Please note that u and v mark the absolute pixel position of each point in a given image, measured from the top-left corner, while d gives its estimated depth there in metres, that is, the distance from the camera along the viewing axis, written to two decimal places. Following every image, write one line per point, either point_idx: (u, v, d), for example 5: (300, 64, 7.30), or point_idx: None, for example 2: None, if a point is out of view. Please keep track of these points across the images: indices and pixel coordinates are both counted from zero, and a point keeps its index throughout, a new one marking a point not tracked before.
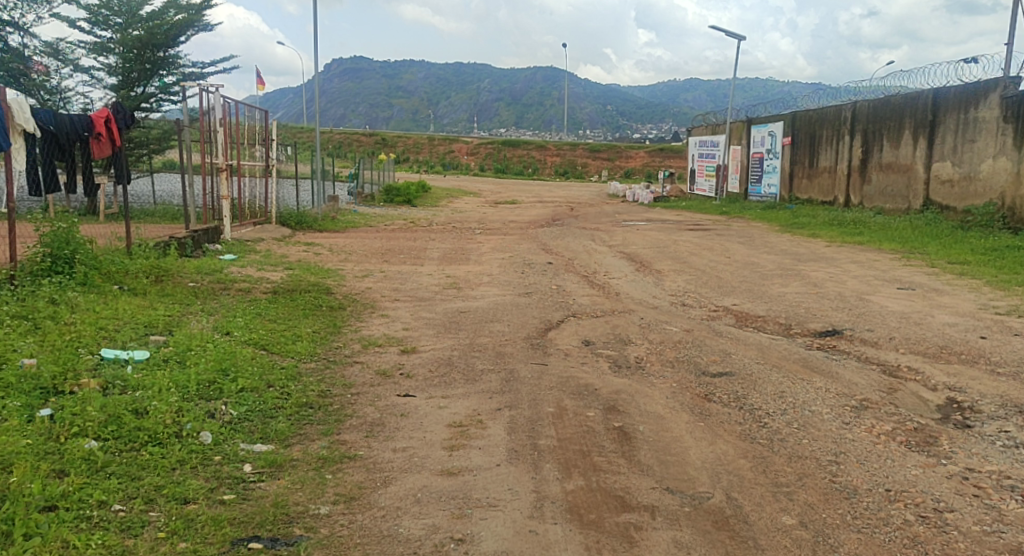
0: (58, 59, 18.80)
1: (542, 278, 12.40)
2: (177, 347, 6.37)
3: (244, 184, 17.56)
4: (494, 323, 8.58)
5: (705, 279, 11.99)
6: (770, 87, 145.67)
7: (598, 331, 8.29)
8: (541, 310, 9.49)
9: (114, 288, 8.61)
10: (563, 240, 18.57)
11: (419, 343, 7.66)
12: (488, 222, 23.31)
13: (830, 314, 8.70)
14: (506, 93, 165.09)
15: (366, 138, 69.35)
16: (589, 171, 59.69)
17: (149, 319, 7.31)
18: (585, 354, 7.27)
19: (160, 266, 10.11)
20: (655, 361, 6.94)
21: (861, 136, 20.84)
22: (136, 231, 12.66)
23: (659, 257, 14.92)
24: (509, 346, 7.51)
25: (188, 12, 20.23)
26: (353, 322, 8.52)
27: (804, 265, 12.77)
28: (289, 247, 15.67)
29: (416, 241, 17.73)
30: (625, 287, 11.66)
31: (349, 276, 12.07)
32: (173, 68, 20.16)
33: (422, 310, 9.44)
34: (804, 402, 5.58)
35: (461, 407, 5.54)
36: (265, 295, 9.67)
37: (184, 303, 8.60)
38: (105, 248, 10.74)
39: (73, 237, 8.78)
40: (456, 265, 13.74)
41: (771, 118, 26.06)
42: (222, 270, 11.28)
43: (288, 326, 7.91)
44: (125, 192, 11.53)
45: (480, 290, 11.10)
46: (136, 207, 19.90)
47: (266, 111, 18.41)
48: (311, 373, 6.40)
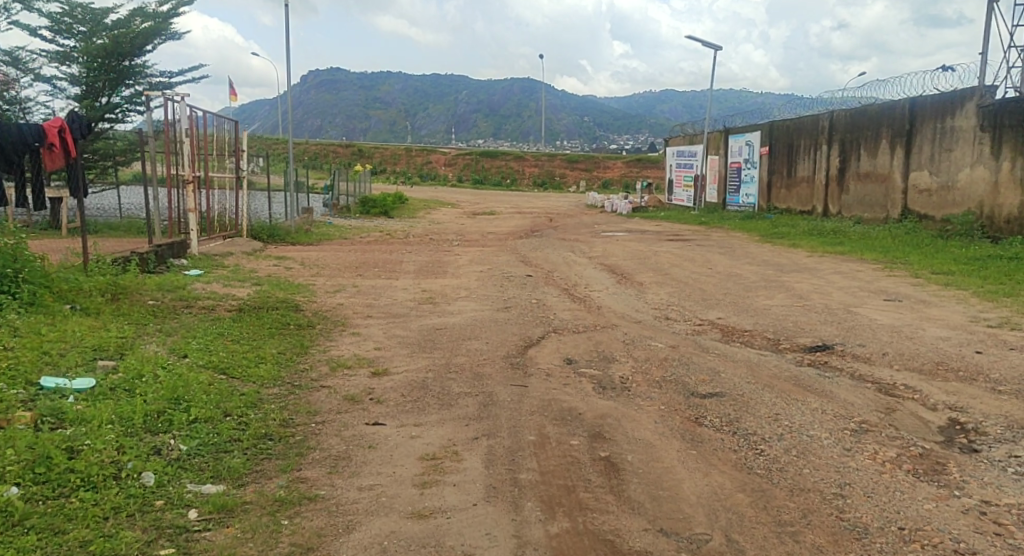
0: (18, 68, 18.22)
1: (520, 291, 12.06)
2: (127, 373, 5.94)
3: (212, 196, 17.04)
4: (471, 341, 8.17)
5: (688, 291, 11.70)
6: (744, 98, 146.90)
7: (580, 348, 7.90)
8: (520, 325, 9.12)
9: (65, 309, 8.15)
10: (542, 251, 18.23)
11: (392, 363, 7.24)
12: (466, 233, 22.92)
13: (820, 328, 8.39)
14: (484, 104, 165.14)
15: (343, 149, 68.84)
16: (567, 182, 59.55)
17: (100, 343, 6.87)
18: (567, 374, 6.87)
19: (119, 282, 9.63)
20: (641, 381, 6.55)
21: (839, 145, 20.73)
22: (95, 246, 12.14)
23: (640, 268, 14.62)
24: (487, 366, 7.10)
25: (155, 20, 19.72)
26: (322, 342, 8.10)
27: (788, 276, 12.52)
28: (258, 261, 15.18)
29: (392, 254, 17.32)
30: (606, 300, 11.33)
31: (320, 291, 11.63)
32: (140, 77, 19.61)
33: (395, 328, 9.01)
34: (800, 424, 5.19)
35: (434, 437, 5.12)
36: (230, 314, 9.20)
37: (141, 323, 8.14)
38: (61, 264, 10.25)
39: (20, 253, 8.34)
40: (432, 279, 13.35)
41: (749, 127, 25.96)
42: (186, 286, 10.79)
43: (251, 348, 7.45)
44: (82, 206, 10.98)
45: (457, 305, 10.71)
46: (100, 221, 19.30)
47: (237, 123, 17.80)
48: (274, 399, 5.96)
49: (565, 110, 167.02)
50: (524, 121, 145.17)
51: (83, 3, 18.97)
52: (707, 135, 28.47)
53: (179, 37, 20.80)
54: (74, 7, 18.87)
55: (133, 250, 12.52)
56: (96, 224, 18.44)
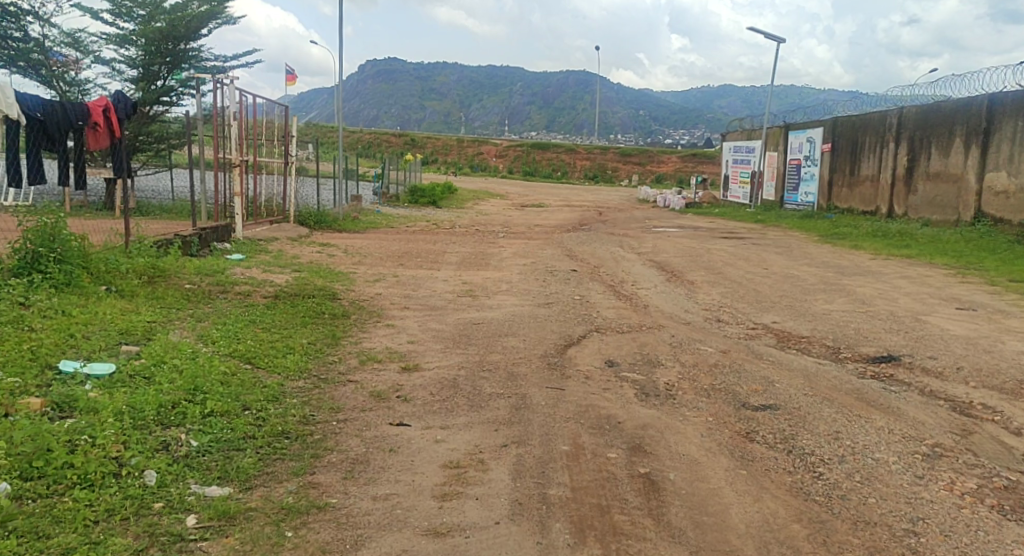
0: (79, 49, 18.36)
1: (565, 287, 11.62)
2: (148, 361, 5.72)
3: (260, 181, 16.96)
4: (508, 337, 7.80)
5: (741, 292, 11.13)
6: (805, 95, 143.34)
7: (623, 350, 7.46)
8: (562, 323, 8.71)
9: (99, 290, 8.02)
10: (590, 246, 17.75)
11: (424, 359, 6.91)
12: (513, 225, 22.55)
13: (885, 337, 7.78)
14: (538, 96, 164.41)
15: (396, 139, 69.06)
16: (619, 176, 58.70)
17: (126, 326, 6.68)
18: (608, 377, 6.45)
19: (157, 265, 9.51)
20: (687, 389, 6.08)
21: (907, 143, 19.76)
22: (140, 228, 12.11)
23: (691, 267, 14.05)
24: (524, 366, 6.71)
25: (211, 4, 19.73)
26: (355, 334, 7.81)
27: (850, 280, 11.85)
28: (302, 248, 15.07)
29: (436, 244, 17.02)
30: (654, 299, 10.82)
31: (360, 280, 11.37)
32: (195, 61, 19.68)
33: (432, 321, 8.69)
34: (865, 445, 4.68)
35: (460, 442, 4.75)
36: (265, 300, 8.99)
37: (173, 308, 7.96)
38: (103, 244, 10.18)
39: (59, 232, 8.11)
40: (475, 271, 13.00)
41: (810, 123, 24.99)
42: (225, 271, 10.64)
43: (282, 338, 7.19)
44: (126, 187, 10.89)
45: (497, 299, 10.34)
46: (151, 203, 19.44)
47: (287, 108, 17.61)
48: (298, 393, 5.67)
49: (620, 104, 165.32)
50: (578, 114, 144.14)
51: None
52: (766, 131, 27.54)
53: (234, 21, 20.83)
54: None
55: (177, 232, 12.47)
56: (147, 206, 18.60)
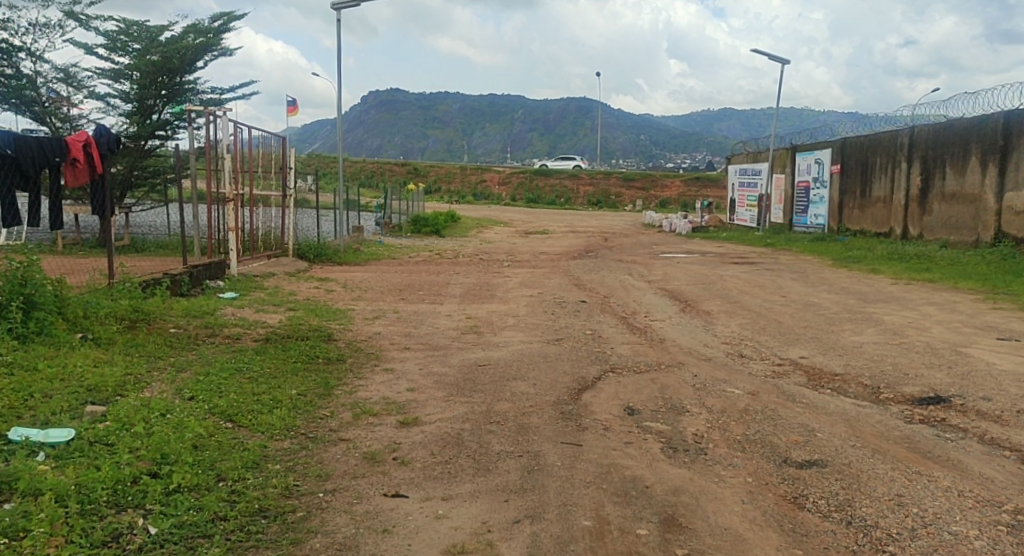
0: (72, 84, 17.95)
1: (574, 320, 10.99)
2: (114, 423, 5.10)
3: (256, 214, 16.43)
4: (516, 382, 7.14)
5: (762, 323, 10.49)
6: (805, 116, 143.41)
7: (643, 394, 6.81)
8: (573, 363, 8.07)
9: (73, 338, 7.42)
10: (598, 274, 17.13)
11: (425, 409, 6.28)
12: (517, 254, 21.97)
13: (929, 374, 7.14)
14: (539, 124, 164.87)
15: (399, 168, 68.79)
16: (622, 201, 58.21)
17: (96, 381, 6.07)
18: (629, 430, 5.80)
19: (141, 308, 8.94)
20: (719, 442, 5.44)
21: (920, 163, 19.21)
22: (127, 267, 11.56)
23: (705, 295, 13.41)
24: (535, 417, 6.07)
25: (206, 36, 19.40)
26: (350, 380, 7.18)
27: (875, 307, 11.21)
28: (299, 283, 14.50)
29: (439, 275, 16.42)
30: (670, 332, 10.19)
31: (358, 318, 10.76)
32: (190, 93, 19.26)
33: (434, 363, 8.04)
34: (936, 514, 4.04)
35: (465, 518, 4.13)
36: (254, 344, 8.38)
37: (155, 356, 7.38)
38: (86, 287, 9.62)
39: (31, 277, 7.55)
40: (479, 304, 12.40)
41: (817, 144, 24.45)
42: (215, 312, 10.05)
43: (268, 388, 6.56)
44: (109, 224, 10.30)
45: (504, 336, 9.71)
46: (145, 239, 18.90)
47: (283, 139, 17.11)
48: (281, 458, 5.05)
49: (621, 129, 165.65)
50: (579, 140, 144.34)
51: (140, 22, 18.86)
52: (772, 152, 27.03)
53: (230, 53, 20.49)
54: (130, 26, 18.74)
55: (167, 271, 11.90)
56: (142, 243, 18.05)
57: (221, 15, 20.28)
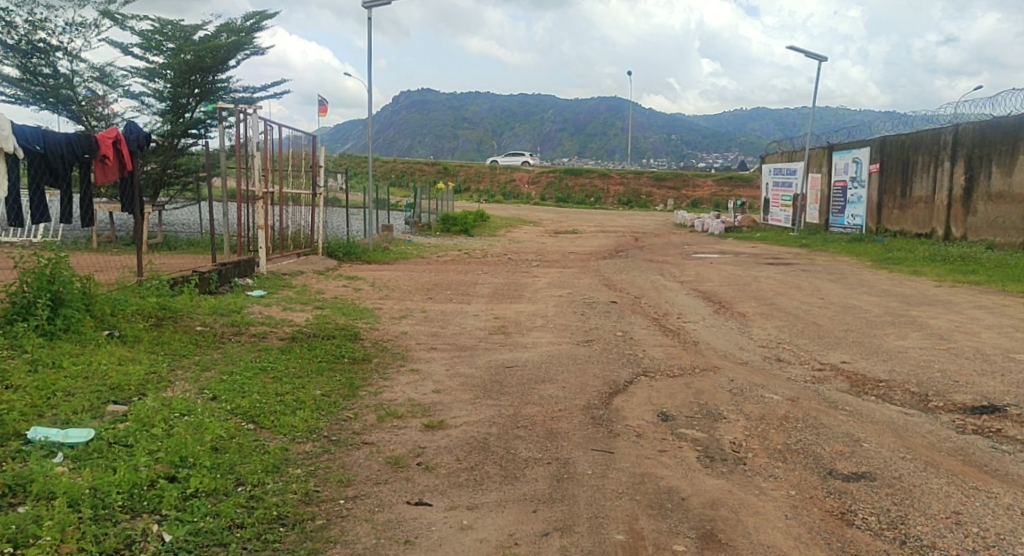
0: (107, 83, 18.08)
1: (605, 321, 10.74)
2: (134, 423, 4.98)
3: (286, 212, 16.40)
4: (545, 384, 6.93)
5: (800, 326, 10.17)
6: (841, 116, 141.23)
7: (677, 400, 6.56)
8: (604, 365, 7.84)
9: (99, 335, 7.35)
10: (628, 274, 16.83)
11: (451, 412, 6.10)
12: (547, 253, 21.74)
13: (980, 382, 6.82)
14: (570, 123, 164.34)
15: (429, 168, 68.84)
16: (653, 200, 57.67)
17: (118, 379, 5.97)
18: (663, 437, 5.57)
19: (169, 305, 8.87)
20: (759, 451, 5.19)
21: (964, 162, 18.66)
22: (156, 265, 11.54)
23: (739, 296, 13.09)
24: (564, 421, 5.86)
25: (239, 35, 19.47)
26: (375, 381, 7.02)
27: (918, 310, 10.84)
28: (327, 281, 14.43)
29: (468, 275, 16.27)
30: (703, 335, 9.90)
31: (385, 317, 10.63)
32: (223, 92, 19.32)
33: (461, 364, 7.86)
34: (999, 535, 3.78)
35: (491, 529, 3.94)
36: (280, 343, 8.26)
37: (180, 354, 7.29)
38: (115, 284, 9.59)
39: (59, 274, 7.50)
40: (508, 304, 12.20)
41: (856, 143, 23.88)
42: (242, 310, 9.97)
43: (292, 389, 6.42)
44: (139, 222, 10.27)
45: (533, 336, 9.51)
46: (176, 237, 18.99)
47: (313, 137, 17.07)
48: (302, 461, 4.90)
49: (652, 129, 164.54)
50: (610, 140, 143.56)
51: (174, 21, 18.97)
52: (808, 152, 26.49)
53: (263, 52, 20.53)
54: (164, 26, 18.85)
55: (196, 269, 11.88)
56: (174, 241, 18.13)
57: (254, 14, 20.34)
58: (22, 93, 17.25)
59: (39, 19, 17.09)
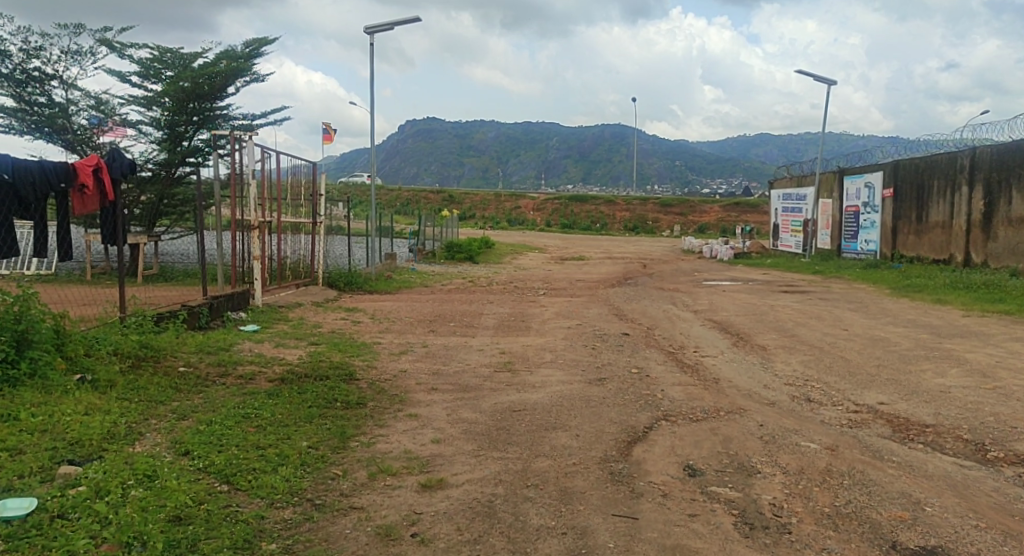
0: (103, 111, 17.62)
1: (618, 356, 10.08)
2: (88, 489, 4.35)
3: (285, 242, 15.82)
4: (556, 432, 6.27)
5: (827, 360, 9.50)
6: (846, 141, 141.16)
7: (704, 450, 5.90)
8: (621, 408, 7.17)
9: (69, 380, 6.74)
10: (639, 304, 16.20)
11: (452, 467, 5.44)
12: (553, 281, 21.15)
13: None
14: (574, 150, 164.70)
15: (434, 196, 68.58)
16: (659, 226, 57.11)
17: (80, 433, 5.34)
18: (692, 498, 4.90)
19: (151, 343, 8.25)
20: (805, 516, 4.53)
21: (983, 186, 18.08)
22: (143, 301, 10.93)
23: (758, 327, 12.42)
24: (579, 479, 5.20)
25: (238, 61, 19.11)
26: (369, 429, 6.37)
27: (951, 343, 10.18)
28: (326, 314, 13.81)
29: (472, 305, 15.64)
30: (725, 371, 9.23)
31: (384, 353, 9.98)
32: (221, 119, 18.86)
33: (464, 407, 7.20)
34: None
35: None
36: (268, 386, 7.62)
37: (156, 399, 6.67)
38: (96, 322, 8.99)
39: (26, 313, 6.91)
40: (514, 337, 11.57)
41: (868, 167, 23.29)
42: (230, 347, 9.32)
43: (276, 440, 5.77)
44: (122, 253, 9.67)
45: (541, 374, 8.85)
46: (171, 268, 18.40)
47: (313, 165, 16.53)
48: (279, 533, 4.25)
49: (657, 154, 164.66)
50: (615, 166, 143.59)
51: (173, 49, 18.60)
52: (818, 176, 25.90)
53: (263, 79, 20.16)
54: (163, 53, 18.49)
55: (186, 302, 11.30)
56: (169, 272, 17.58)
57: (254, 41, 19.99)
58: (17, 123, 16.77)
59: (34, 47, 16.71)
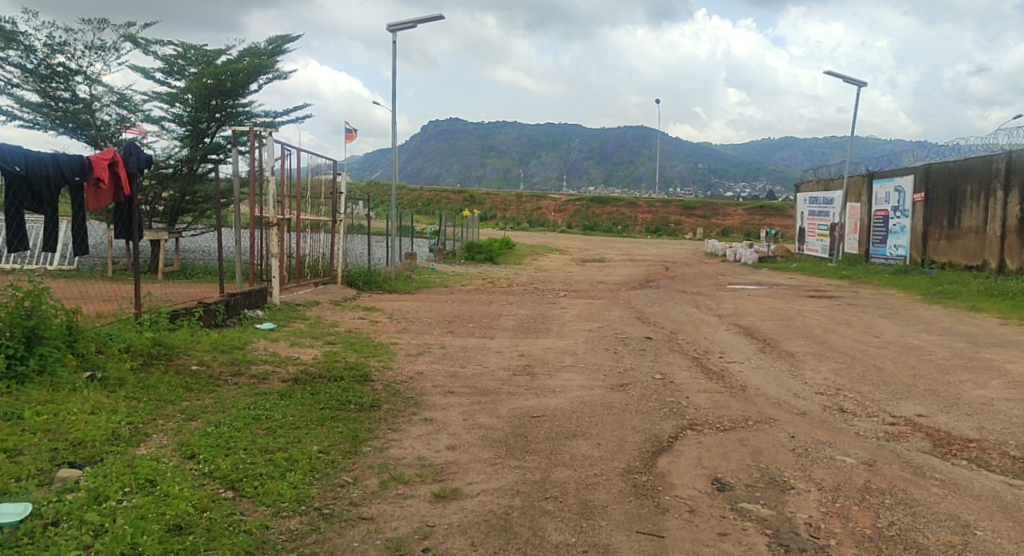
0: (126, 107, 17.55)
1: (641, 361, 9.78)
2: (85, 495, 4.15)
3: (304, 240, 15.66)
4: (577, 440, 6.00)
5: (859, 369, 9.16)
6: (872, 145, 139.39)
7: (732, 462, 5.60)
8: (644, 416, 6.87)
9: (78, 378, 6.56)
10: (661, 307, 15.86)
11: (468, 475, 5.19)
12: (574, 283, 20.88)
13: None
14: (597, 152, 164.09)
15: (455, 196, 68.48)
16: (682, 228, 56.60)
17: (83, 433, 5.15)
18: (722, 515, 4.62)
19: (164, 341, 8.06)
20: (843, 538, 4.25)
21: (1020, 191, 17.58)
22: (159, 298, 10.78)
23: (786, 333, 12.06)
24: (601, 491, 4.94)
25: (261, 58, 19.01)
26: (383, 434, 6.13)
27: (989, 353, 9.82)
28: (344, 313, 13.63)
29: (491, 305, 15.40)
30: (752, 378, 8.90)
31: (401, 354, 9.75)
32: (243, 116, 18.75)
33: (481, 412, 6.95)
34: None
35: None
36: (281, 386, 7.41)
37: (166, 399, 6.47)
38: (111, 318, 8.82)
39: (36, 310, 6.75)
40: (534, 339, 11.30)
41: (898, 170, 22.77)
42: (244, 346, 9.12)
43: (286, 444, 5.54)
44: (137, 250, 9.52)
45: (562, 378, 8.58)
46: (190, 265, 18.31)
47: (335, 163, 16.38)
48: (284, 545, 4.03)
49: (680, 157, 163.68)
50: (637, 169, 142.83)
51: (197, 46, 18.53)
52: (847, 180, 25.36)
53: (285, 77, 20.06)
54: (187, 50, 18.41)
55: (203, 300, 11.15)
56: (189, 269, 17.50)
57: (277, 38, 19.88)
58: (42, 118, 16.70)
59: (58, 42, 16.67)
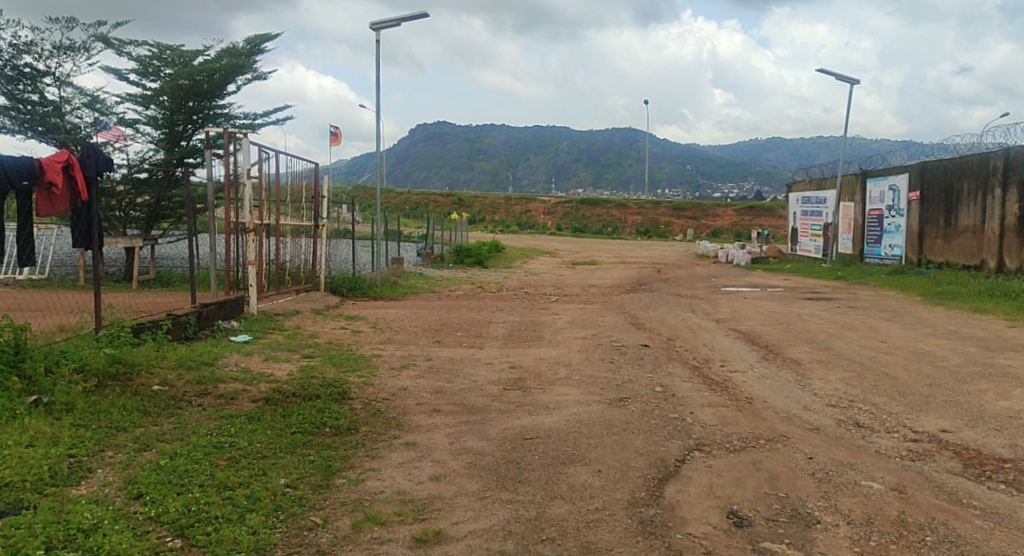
0: (99, 110, 16.86)
1: (638, 372, 9.20)
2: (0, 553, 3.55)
3: (285, 247, 14.99)
4: (575, 467, 5.41)
5: (870, 377, 8.62)
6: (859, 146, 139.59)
7: (748, 490, 5.02)
8: (647, 436, 6.27)
9: (20, 404, 5.92)
10: (656, 312, 15.31)
11: (454, 512, 4.60)
12: (565, 287, 20.33)
13: None
14: (586, 154, 163.82)
15: (443, 199, 67.88)
16: (672, 230, 56.18)
17: (13, 472, 4.54)
18: None
19: (125, 359, 7.42)
20: None
21: (1019, 188, 17.15)
22: (125, 311, 10.10)
23: (788, 339, 11.52)
24: (605, 530, 4.36)
25: (239, 58, 18.37)
26: (360, 462, 5.52)
27: (1004, 358, 9.31)
28: (325, 323, 12.99)
29: (479, 312, 14.80)
30: (758, 389, 8.33)
31: (382, 367, 9.14)
32: (222, 118, 18.10)
33: (468, 434, 6.34)
34: None
35: None
36: (250, 408, 6.78)
37: (120, 426, 5.84)
38: (68, 334, 8.17)
39: None
40: (524, 349, 10.72)
41: (893, 169, 22.33)
42: (214, 362, 8.49)
43: (248, 478, 4.92)
44: (99, 260, 8.86)
45: (555, 392, 7.99)
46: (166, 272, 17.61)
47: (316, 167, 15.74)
48: None
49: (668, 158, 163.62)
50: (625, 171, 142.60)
51: (172, 46, 17.86)
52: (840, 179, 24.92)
53: (265, 78, 19.42)
54: (163, 51, 17.73)
55: (172, 311, 10.50)
56: (166, 277, 16.82)
57: (255, 37, 19.23)
58: (10, 122, 16.02)
59: (25, 43, 15.97)
